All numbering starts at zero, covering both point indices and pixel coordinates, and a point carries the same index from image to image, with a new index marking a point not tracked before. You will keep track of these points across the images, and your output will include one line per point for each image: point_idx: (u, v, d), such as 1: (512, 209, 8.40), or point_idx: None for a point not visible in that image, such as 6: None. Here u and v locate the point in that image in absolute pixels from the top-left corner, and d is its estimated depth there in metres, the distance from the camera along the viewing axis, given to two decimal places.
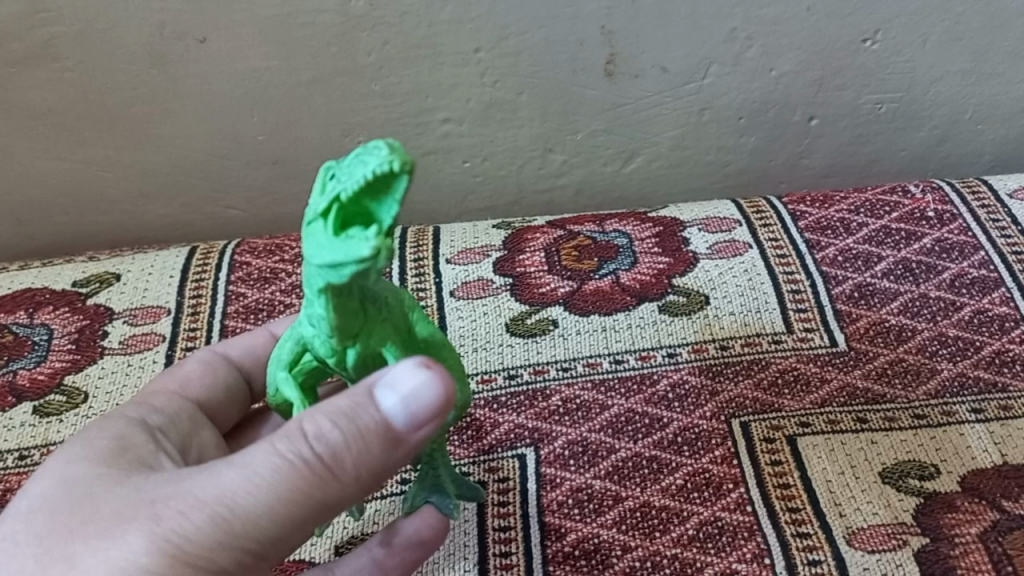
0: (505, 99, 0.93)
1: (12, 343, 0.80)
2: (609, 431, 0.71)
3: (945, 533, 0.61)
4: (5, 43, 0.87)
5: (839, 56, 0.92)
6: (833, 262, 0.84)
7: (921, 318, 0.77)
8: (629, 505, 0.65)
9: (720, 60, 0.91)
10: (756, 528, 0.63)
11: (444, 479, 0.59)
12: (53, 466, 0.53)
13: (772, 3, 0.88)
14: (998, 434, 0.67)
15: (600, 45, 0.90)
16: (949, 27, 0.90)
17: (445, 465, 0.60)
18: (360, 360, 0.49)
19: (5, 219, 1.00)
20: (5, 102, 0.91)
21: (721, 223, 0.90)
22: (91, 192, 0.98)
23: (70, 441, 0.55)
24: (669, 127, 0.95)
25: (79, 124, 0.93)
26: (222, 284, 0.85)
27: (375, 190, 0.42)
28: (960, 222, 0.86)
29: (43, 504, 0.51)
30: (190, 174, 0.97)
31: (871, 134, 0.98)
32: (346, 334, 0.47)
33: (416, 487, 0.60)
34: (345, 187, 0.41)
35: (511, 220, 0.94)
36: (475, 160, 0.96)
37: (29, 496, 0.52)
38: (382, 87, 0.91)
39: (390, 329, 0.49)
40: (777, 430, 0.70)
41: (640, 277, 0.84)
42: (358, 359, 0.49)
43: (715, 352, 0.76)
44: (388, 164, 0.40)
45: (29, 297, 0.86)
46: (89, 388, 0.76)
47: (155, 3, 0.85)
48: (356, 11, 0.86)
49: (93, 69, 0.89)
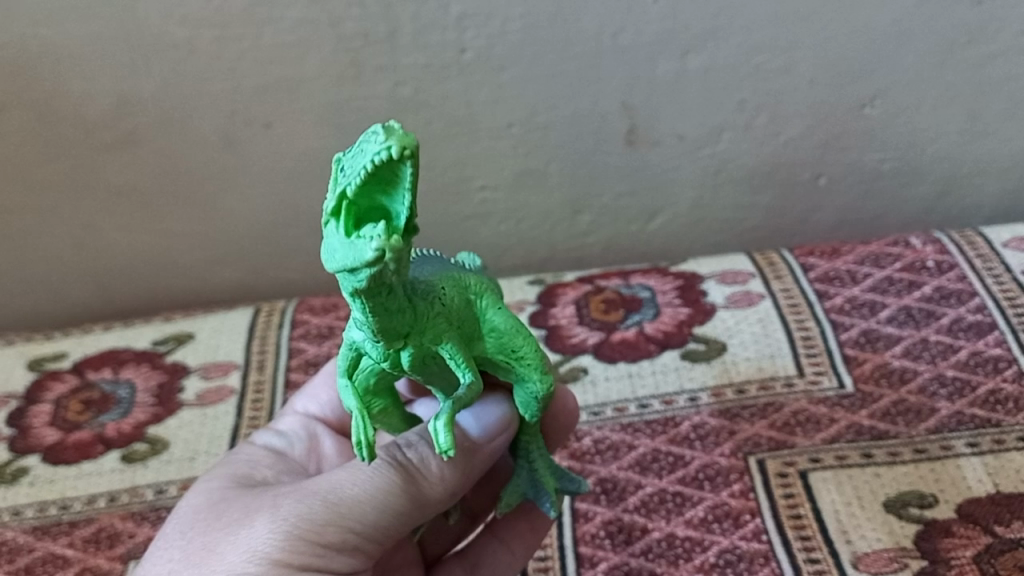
0: (536, 167, 1.02)
1: (99, 398, 0.92)
2: (637, 468, 0.78)
3: (943, 556, 0.67)
4: (94, 131, 0.99)
5: (841, 121, 1.00)
6: (841, 309, 0.91)
7: (922, 360, 0.84)
8: (656, 535, 0.72)
9: (709, 147, 1.01)
10: (771, 554, 0.70)
11: (541, 472, 0.57)
12: (222, 507, 0.55)
13: (776, 76, 0.97)
14: (992, 465, 0.74)
15: (621, 118, 0.99)
16: (942, 92, 0.98)
17: (542, 457, 0.57)
18: (417, 358, 0.47)
19: (89, 284, 1.12)
20: (92, 182, 1.03)
21: (737, 275, 0.98)
22: (166, 260, 1.10)
23: (238, 493, 0.56)
24: (687, 189, 1.04)
25: (156, 202, 1.05)
26: (285, 340, 0.97)
27: (382, 184, 0.39)
28: (957, 270, 0.93)
29: (204, 531, 0.53)
30: (254, 241, 1.08)
31: (875, 190, 1.05)
32: (395, 334, 0.45)
33: (512, 484, 0.57)
34: (347, 184, 0.40)
35: (544, 276, 1.03)
36: (509, 222, 1.06)
37: (199, 523, 0.54)
38: (426, 160, 1.01)
39: (445, 323, 0.47)
40: (790, 465, 0.77)
41: (663, 327, 0.92)
42: (415, 359, 0.48)
43: (733, 395, 0.84)
44: (385, 152, 0.38)
45: (113, 355, 0.98)
46: (170, 437, 0.87)
47: (226, 96, 0.97)
48: (402, 96, 0.96)
49: (171, 153, 1.01)
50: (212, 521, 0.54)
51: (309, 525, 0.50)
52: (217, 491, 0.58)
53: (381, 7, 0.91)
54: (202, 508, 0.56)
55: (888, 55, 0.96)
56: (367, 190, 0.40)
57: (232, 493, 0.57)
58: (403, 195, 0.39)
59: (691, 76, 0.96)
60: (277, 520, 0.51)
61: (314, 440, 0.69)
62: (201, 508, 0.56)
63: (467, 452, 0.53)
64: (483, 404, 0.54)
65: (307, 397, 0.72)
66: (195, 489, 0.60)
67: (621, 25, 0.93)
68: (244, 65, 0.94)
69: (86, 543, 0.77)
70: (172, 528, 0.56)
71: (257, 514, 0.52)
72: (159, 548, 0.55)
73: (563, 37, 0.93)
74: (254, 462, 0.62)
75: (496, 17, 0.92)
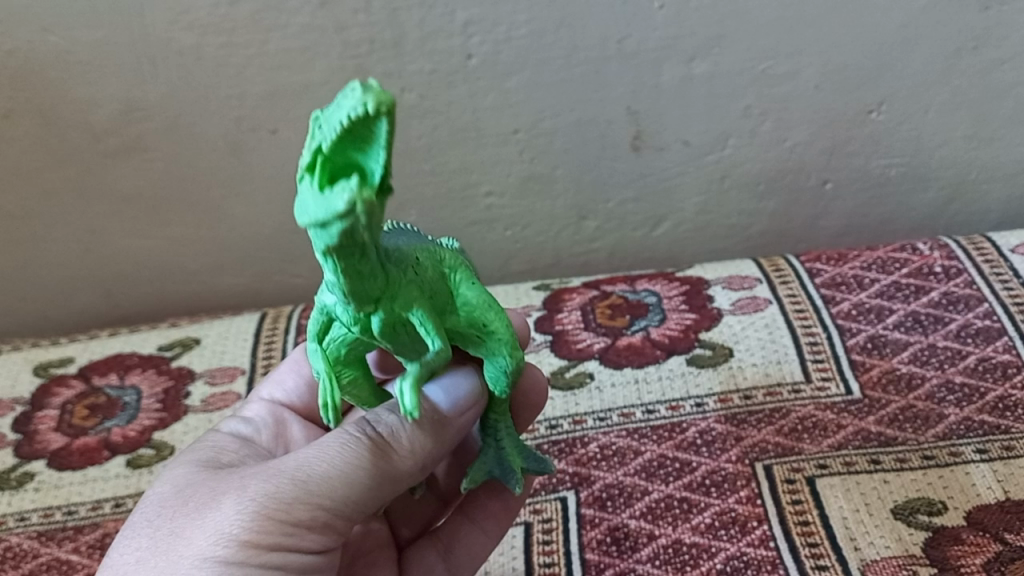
0: (541, 173, 1.02)
1: (105, 404, 0.93)
2: (643, 475, 0.78)
3: (952, 564, 0.67)
4: (101, 137, 0.99)
5: (848, 127, 1.00)
6: (847, 315, 0.91)
7: (930, 366, 0.84)
8: (662, 541, 0.72)
9: (715, 152, 1.01)
10: (778, 562, 0.69)
11: (507, 449, 0.57)
12: (184, 490, 0.54)
13: (782, 82, 0.97)
14: (1001, 472, 0.73)
15: (626, 124, 0.99)
16: (949, 98, 0.98)
17: (509, 436, 0.58)
18: (387, 325, 0.47)
19: (95, 289, 1.12)
20: (99, 188, 1.03)
21: (743, 280, 0.98)
22: (173, 265, 1.10)
23: (200, 476, 0.55)
24: (693, 195, 1.04)
25: (162, 208, 1.05)
26: (291, 345, 0.97)
27: (357, 139, 0.39)
28: (965, 276, 0.93)
29: (167, 515, 0.52)
30: (260, 247, 1.08)
31: (882, 196, 1.05)
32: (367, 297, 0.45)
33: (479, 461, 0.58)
34: (324, 137, 0.39)
35: (549, 281, 1.03)
36: (515, 228, 1.06)
37: (162, 508, 0.53)
38: (432, 166, 1.01)
39: (417, 291, 0.47)
40: (797, 471, 0.76)
41: (670, 332, 0.92)
42: (385, 326, 0.47)
43: (740, 401, 0.84)
44: (362, 105, 0.38)
45: (120, 360, 0.99)
46: (175, 441, 0.87)
47: (233, 102, 0.97)
48: (408, 101, 0.96)
49: (177, 159, 1.01)
50: (175, 506, 0.52)
51: (278, 501, 0.49)
52: (178, 475, 0.56)
53: (387, 13, 0.91)
54: (163, 492, 0.54)
55: (894, 61, 0.96)
56: (340, 147, 0.40)
57: (195, 476, 0.55)
58: (377, 153, 0.40)
59: (696, 81, 0.96)
60: (244, 499, 0.50)
61: (280, 424, 0.68)
62: (163, 495, 0.54)
63: (436, 426, 0.53)
64: (452, 377, 0.53)
65: (273, 383, 0.71)
66: (157, 475, 0.58)
67: (627, 32, 0.93)
68: (250, 71, 0.95)
69: (91, 549, 0.77)
70: (133, 514, 0.54)
71: (223, 495, 0.51)
72: (119, 535, 0.53)
73: (568, 43, 0.93)
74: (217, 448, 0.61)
75: (502, 23, 0.92)
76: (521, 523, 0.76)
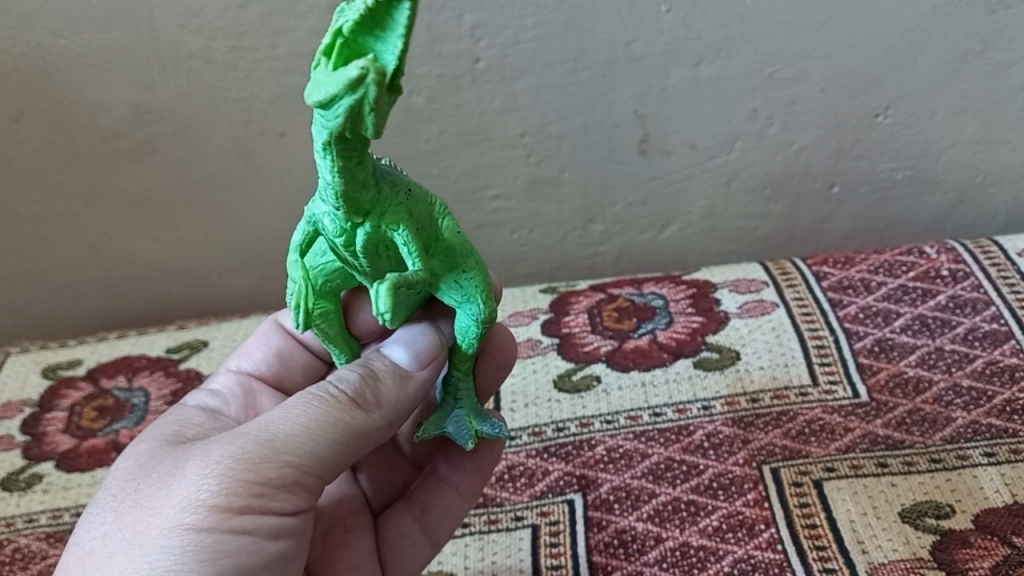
0: (548, 176, 1.02)
1: (114, 406, 0.93)
2: (650, 477, 0.78)
3: (961, 567, 0.67)
4: (110, 140, 1.00)
5: (855, 130, 1.00)
6: (854, 319, 0.91)
7: (937, 370, 0.84)
8: (670, 544, 0.72)
9: (721, 155, 1.01)
10: (786, 564, 0.69)
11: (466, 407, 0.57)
12: (150, 463, 0.54)
13: (790, 85, 0.97)
14: (1009, 475, 0.73)
15: (633, 126, 0.99)
16: (956, 101, 0.98)
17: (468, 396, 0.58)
18: (371, 242, 0.47)
19: (103, 291, 1.13)
20: (108, 190, 1.04)
21: (750, 283, 0.98)
22: (181, 268, 1.10)
23: (166, 448, 0.55)
24: (699, 199, 1.05)
25: (170, 210, 1.05)
26: None
27: (375, 22, 0.41)
28: (973, 279, 0.93)
29: (135, 487, 0.52)
30: (268, 249, 1.09)
31: (888, 200, 1.05)
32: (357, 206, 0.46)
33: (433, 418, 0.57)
34: (346, 18, 0.41)
35: (556, 285, 1.04)
36: (522, 231, 1.06)
37: (129, 481, 0.53)
38: (439, 169, 1.01)
39: (405, 213, 0.47)
40: (805, 474, 0.76)
41: (676, 335, 0.92)
42: (368, 242, 0.47)
43: (747, 404, 0.84)
44: None
45: (128, 363, 0.99)
46: None
47: (241, 105, 0.97)
48: (415, 104, 0.97)
49: (185, 162, 1.01)
50: (141, 477, 0.53)
51: (247, 463, 0.50)
52: (145, 449, 0.56)
53: None
54: (130, 466, 0.55)
55: (901, 65, 0.96)
56: (358, 33, 0.41)
57: (161, 449, 0.56)
58: (393, 41, 0.41)
59: (703, 85, 0.96)
60: (212, 464, 0.50)
61: (250, 396, 0.68)
62: (129, 468, 0.54)
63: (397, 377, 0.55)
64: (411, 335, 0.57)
65: (242, 356, 0.72)
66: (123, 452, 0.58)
67: (634, 35, 0.93)
68: (259, 74, 0.95)
69: None
70: (101, 490, 0.54)
71: (191, 462, 0.51)
72: (87, 510, 0.53)
73: (576, 46, 0.94)
74: (186, 419, 0.61)
75: (510, 26, 0.92)
76: (527, 525, 0.76)
